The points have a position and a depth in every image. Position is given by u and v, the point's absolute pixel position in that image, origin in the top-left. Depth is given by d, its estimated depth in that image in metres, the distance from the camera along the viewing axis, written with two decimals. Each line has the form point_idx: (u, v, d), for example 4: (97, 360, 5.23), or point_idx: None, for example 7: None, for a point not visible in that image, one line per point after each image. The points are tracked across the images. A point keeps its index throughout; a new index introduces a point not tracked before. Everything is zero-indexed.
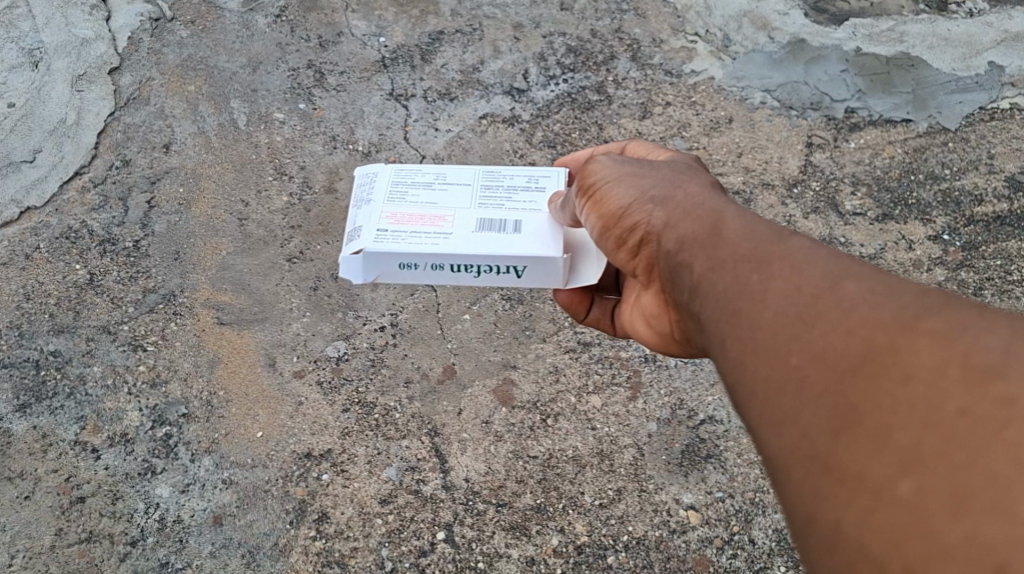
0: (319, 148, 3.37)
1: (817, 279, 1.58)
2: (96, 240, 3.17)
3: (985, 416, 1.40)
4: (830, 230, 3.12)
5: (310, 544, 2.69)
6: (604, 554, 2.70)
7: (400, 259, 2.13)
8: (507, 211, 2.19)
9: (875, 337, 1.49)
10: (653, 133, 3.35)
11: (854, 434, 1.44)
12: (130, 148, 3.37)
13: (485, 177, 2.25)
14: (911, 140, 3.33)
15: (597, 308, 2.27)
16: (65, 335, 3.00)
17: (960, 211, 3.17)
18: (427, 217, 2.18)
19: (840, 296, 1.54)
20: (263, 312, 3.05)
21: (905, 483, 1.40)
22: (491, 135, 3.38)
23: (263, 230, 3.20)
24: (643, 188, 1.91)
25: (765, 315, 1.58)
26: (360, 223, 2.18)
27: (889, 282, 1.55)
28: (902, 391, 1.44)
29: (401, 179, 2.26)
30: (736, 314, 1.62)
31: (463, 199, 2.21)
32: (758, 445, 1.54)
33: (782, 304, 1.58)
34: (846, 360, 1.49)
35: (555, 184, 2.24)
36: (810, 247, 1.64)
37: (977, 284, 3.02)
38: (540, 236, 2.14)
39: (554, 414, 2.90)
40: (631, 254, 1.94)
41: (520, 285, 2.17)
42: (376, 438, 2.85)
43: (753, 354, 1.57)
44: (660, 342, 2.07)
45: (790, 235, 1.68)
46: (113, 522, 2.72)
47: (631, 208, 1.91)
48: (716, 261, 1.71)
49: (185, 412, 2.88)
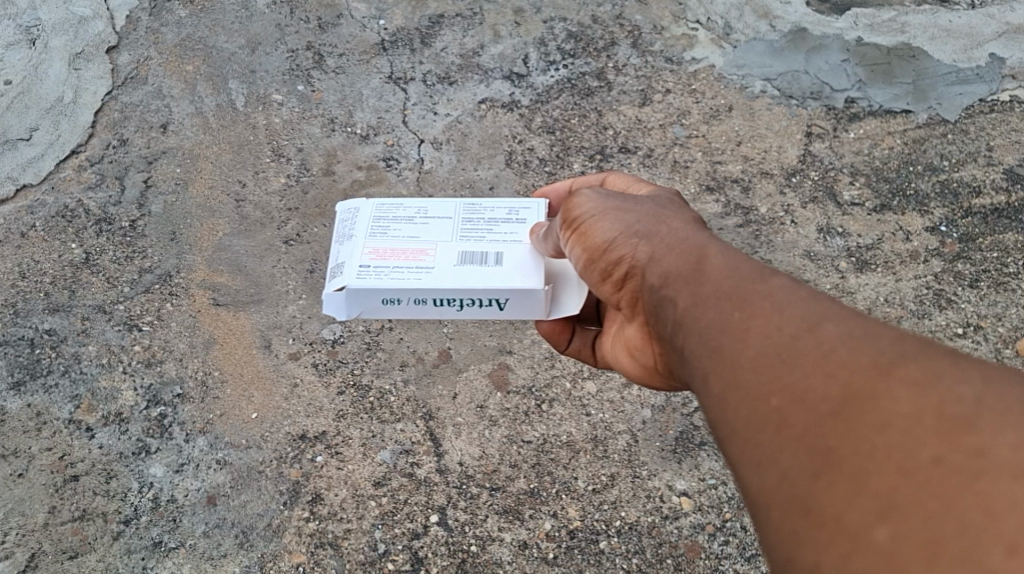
0: (317, 130, 3.36)
1: (797, 321, 1.59)
2: (92, 219, 3.17)
3: (958, 465, 1.40)
4: (828, 220, 3.11)
5: (302, 526, 2.70)
6: (596, 539, 2.70)
7: (383, 295, 2.13)
8: (489, 243, 2.19)
9: (852, 381, 1.49)
10: (653, 120, 3.34)
11: (832, 477, 1.45)
12: (128, 127, 3.36)
13: (467, 211, 2.25)
14: (911, 131, 3.31)
15: (578, 338, 2.25)
16: (60, 313, 3.00)
17: (959, 203, 3.15)
18: (409, 251, 2.18)
19: (818, 338, 1.55)
20: (260, 293, 3.04)
21: (882, 530, 1.39)
22: (490, 119, 3.36)
23: (261, 212, 3.19)
24: (628, 222, 1.92)
25: (746, 354, 1.60)
26: (342, 259, 2.17)
27: (869, 327, 1.55)
28: (878, 437, 1.44)
29: (382, 214, 2.25)
30: (718, 351, 1.63)
31: (444, 232, 2.21)
32: (740, 483, 1.55)
33: (762, 344, 1.59)
34: (824, 402, 1.49)
35: (535, 216, 2.23)
36: (791, 286, 1.65)
37: (974, 276, 3.00)
38: (521, 268, 2.15)
39: (549, 399, 2.91)
40: (615, 286, 1.95)
41: (503, 317, 2.17)
42: (371, 420, 2.86)
43: (734, 392, 1.58)
44: (642, 373, 2.08)
45: (771, 274, 1.69)
46: (107, 501, 2.73)
47: (615, 241, 1.91)
48: (699, 297, 1.72)
49: (180, 393, 2.88)
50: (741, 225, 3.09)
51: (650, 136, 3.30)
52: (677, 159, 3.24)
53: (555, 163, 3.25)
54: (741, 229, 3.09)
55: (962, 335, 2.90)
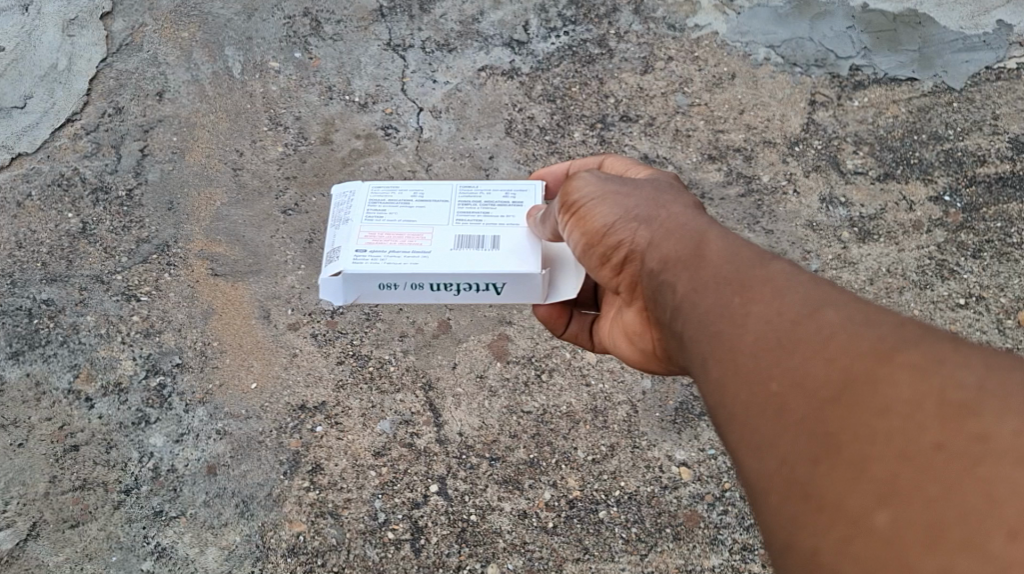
0: (315, 98, 3.32)
1: (798, 306, 1.58)
2: (89, 188, 3.14)
3: (960, 451, 1.38)
4: (830, 189, 3.08)
5: (303, 495, 2.71)
6: (595, 509, 2.71)
7: (379, 280, 2.11)
8: (485, 228, 2.17)
9: (853, 367, 1.48)
10: (654, 88, 3.29)
11: (832, 462, 1.44)
12: (123, 95, 3.32)
13: (463, 195, 2.23)
14: (915, 99, 3.27)
15: (576, 323, 2.24)
16: (58, 284, 2.99)
17: (962, 172, 3.11)
18: (405, 235, 2.16)
19: (818, 323, 1.54)
20: (258, 263, 3.02)
21: (882, 515, 1.39)
22: (490, 88, 3.32)
23: (258, 181, 3.16)
24: (627, 206, 1.90)
25: (746, 339, 1.59)
26: (339, 243, 2.15)
27: (870, 311, 1.54)
28: (879, 422, 1.43)
29: (378, 197, 2.23)
30: (718, 336, 1.63)
31: (440, 216, 2.19)
32: (741, 469, 1.55)
33: (762, 329, 1.58)
34: (824, 388, 1.48)
35: (532, 198, 2.21)
36: (792, 270, 1.64)
37: (976, 246, 2.98)
38: (518, 252, 2.13)
39: (549, 369, 2.90)
40: (614, 270, 1.93)
41: (501, 301, 2.15)
42: (371, 391, 2.86)
43: (735, 378, 1.58)
44: (641, 358, 2.07)
45: (772, 258, 1.68)
46: (107, 470, 2.74)
47: (614, 226, 1.90)
48: (699, 281, 1.71)
49: (179, 362, 2.88)
50: (742, 195, 3.06)
51: (652, 105, 3.26)
52: (679, 128, 3.21)
53: (555, 131, 3.21)
54: (742, 199, 3.05)
55: (964, 306, 2.88)
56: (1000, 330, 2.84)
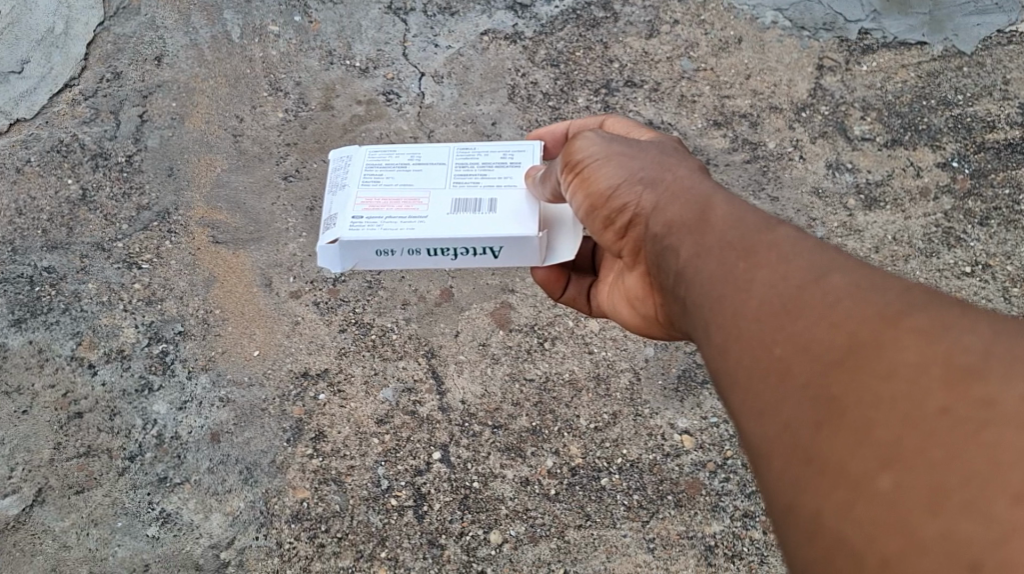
0: (315, 63, 3.28)
1: (803, 271, 1.57)
2: (88, 154, 3.12)
3: (964, 416, 1.37)
4: (837, 155, 3.04)
5: (306, 462, 2.72)
6: (598, 476, 2.72)
7: (377, 246, 2.09)
8: (483, 191, 2.14)
9: (858, 330, 1.47)
10: (660, 52, 3.24)
11: (835, 425, 1.42)
12: (121, 59, 3.29)
13: (460, 158, 2.20)
14: (925, 64, 3.22)
15: (574, 286, 2.23)
16: (59, 251, 2.98)
17: (971, 137, 3.07)
18: (402, 200, 2.14)
19: (824, 289, 1.53)
20: (259, 231, 3.00)
21: (884, 478, 1.37)
22: (493, 52, 3.27)
23: (259, 147, 3.13)
24: (632, 169, 1.89)
25: (750, 303, 1.58)
26: (336, 210, 2.13)
27: (876, 277, 1.53)
28: (883, 385, 1.41)
29: (375, 162, 2.21)
30: (721, 301, 1.62)
31: (438, 179, 2.17)
32: (741, 433, 1.53)
33: (766, 294, 1.57)
34: (828, 351, 1.47)
35: (530, 159, 2.19)
36: (797, 236, 1.63)
37: (984, 213, 2.95)
38: (516, 214, 2.10)
39: (551, 337, 2.89)
40: (618, 234, 1.92)
41: (499, 265, 2.13)
42: (373, 359, 2.85)
43: (735, 341, 1.57)
44: (641, 323, 2.06)
45: (777, 224, 1.67)
46: (111, 437, 2.75)
47: (619, 188, 1.88)
48: (703, 246, 1.70)
49: (181, 330, 2.87)
50: (748, 161, 3.03)
51: (657, 70, 3.21)
52: (684, 93, 3.16)
53: (559, 97, 3.17)
54: (748, 165, 3.02)
55: (969, 274, 2.86)
56: (1006, 298, 2.82)
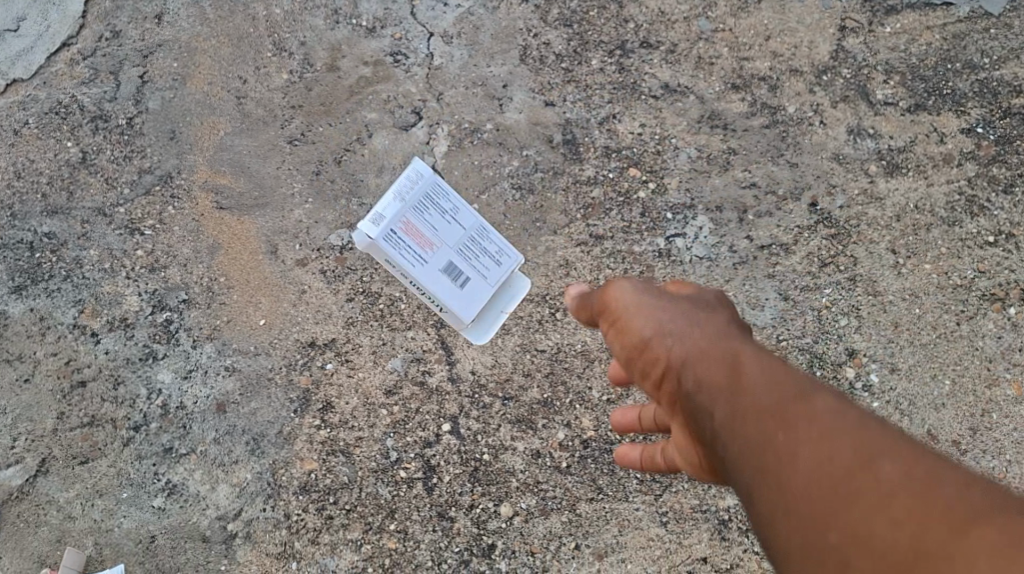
0: (320, 22, 3.10)
1: (852, 447, 1.55)
2: (87, 116, 3.02)
3: None
4: (859, 120, 2.92)
5: (314, 433, 2.69)
6: (610, 448, 2.66)
7: (388, 257, 2.29)
8: (472, 278, 2.35)
9: (903, 509, 1.49)
10: (676, 11, 3.06)
11: None
12: (120, 17, 3.13)
13: (482, 235, 2.35)
14: (951, 25, 2.99)
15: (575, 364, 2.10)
16: (59, 216, 2.91)
17: (997, 103, 2.92)
18: (427, 238, 2.29)
19: (870, 470, 1.53)
20: (264, 197, 2.92)
21: None
22: (504, 10, 3.10)
23: (263, 110, 3.02)
24: (666, 318, 1.78)
25: (795, 480, 1.56)
26: (382, 206, 2.26)
27: (922, 458, 1.54)
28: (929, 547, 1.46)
29: (433, 188, 2.30)
30: (761, 467, 1.60)
31: (458, 238, 2.33)
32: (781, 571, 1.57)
33: (812, 475, 1.55)
34: (873, 512, 1.50)
35: (512, 265, 2.39)
36: (842, 407, 1.60)
37: (1009, 180, 2.84)
38: (472, 297, 2.36)
39: (564, 308, 2.78)
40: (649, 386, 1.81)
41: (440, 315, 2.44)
42: (381, 328, 2.78)
43: (756, 471, 1.60)
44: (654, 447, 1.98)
45: (818, 391, 1.64)
46: (116, 407, 2.72)
47: (652, 341, 1.77)
48: (740, 411, 1.65)
49: (186, 298, 2.82)
50: (767, 126, 2.93)
51: (674, 30, 3.05)
52: (702, 55, 3.02)
53: (571, 59, 3.04)
54: (766, 130, 2.93)
55: (992, 244, 2.79)
56: None
